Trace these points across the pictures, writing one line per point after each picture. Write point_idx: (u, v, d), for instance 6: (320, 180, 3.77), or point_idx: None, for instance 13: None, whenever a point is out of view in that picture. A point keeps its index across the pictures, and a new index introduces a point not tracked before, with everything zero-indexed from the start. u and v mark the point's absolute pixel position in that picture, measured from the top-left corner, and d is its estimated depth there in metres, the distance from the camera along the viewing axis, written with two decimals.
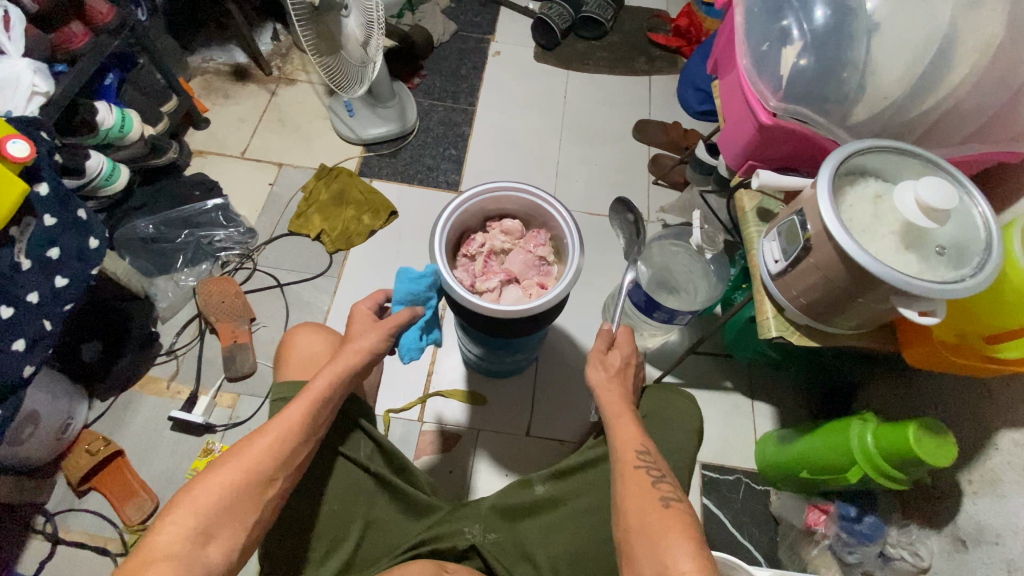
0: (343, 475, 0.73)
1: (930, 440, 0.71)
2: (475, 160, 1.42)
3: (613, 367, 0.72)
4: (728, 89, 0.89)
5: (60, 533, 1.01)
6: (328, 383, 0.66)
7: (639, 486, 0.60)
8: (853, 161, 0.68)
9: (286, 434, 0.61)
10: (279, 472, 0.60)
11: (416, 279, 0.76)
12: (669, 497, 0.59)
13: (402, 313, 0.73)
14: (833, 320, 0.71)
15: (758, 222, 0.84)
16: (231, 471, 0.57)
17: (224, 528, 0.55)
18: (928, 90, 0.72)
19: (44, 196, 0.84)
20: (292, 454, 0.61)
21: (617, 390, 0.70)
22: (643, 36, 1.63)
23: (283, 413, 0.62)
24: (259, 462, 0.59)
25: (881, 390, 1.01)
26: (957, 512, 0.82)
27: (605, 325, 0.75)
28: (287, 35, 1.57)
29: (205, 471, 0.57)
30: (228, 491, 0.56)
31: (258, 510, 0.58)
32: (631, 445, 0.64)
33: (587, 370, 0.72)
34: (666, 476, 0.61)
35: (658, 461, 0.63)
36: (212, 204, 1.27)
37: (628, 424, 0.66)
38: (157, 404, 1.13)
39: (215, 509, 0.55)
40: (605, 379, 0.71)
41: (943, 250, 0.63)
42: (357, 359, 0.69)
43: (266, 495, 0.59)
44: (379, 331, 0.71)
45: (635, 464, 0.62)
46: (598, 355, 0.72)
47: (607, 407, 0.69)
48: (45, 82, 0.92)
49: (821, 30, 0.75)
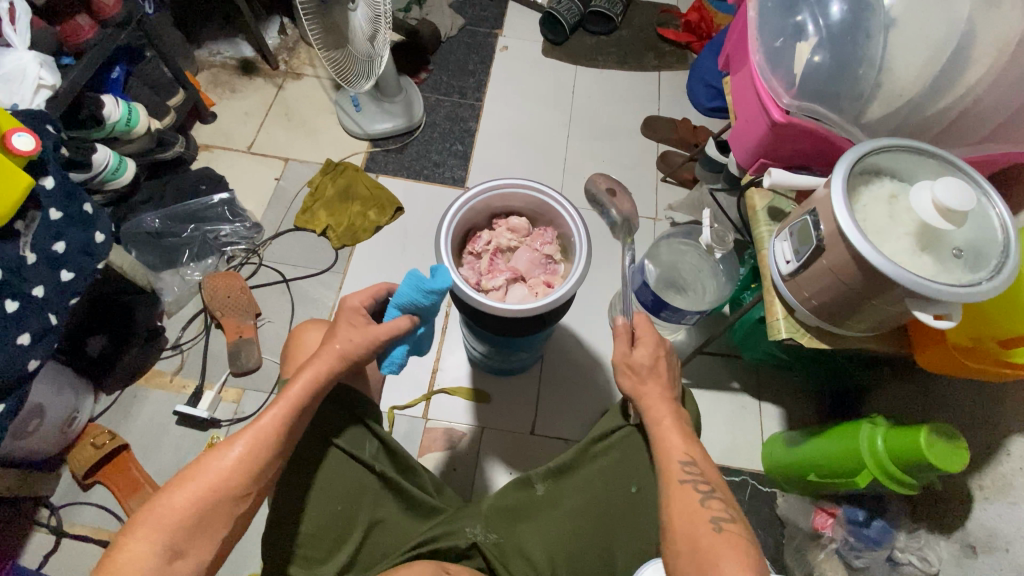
0: (337, 470, 0.72)
1: (943, 444, 0.70)
2: (482, 156, 1.41)
3: (646, 367, 0.69)
4: (740, 85, 0.87)
5: (65, 525, 1.01)
6: (305, 389, 0.64)
7: (684, 500, 0.60)
8: (867, 160, 0.67)
9: (260, 445, 0.61)
10: (253, 484, 0.60)
11: (424, 292, 0.67)
12: (720, 518, 0.58)
13: (399, 322, 0.69)
14: (844, 321, 0.69)
15: (769, 222, 0.82)
16: (200, 485, 0.57)
17: (194, 543, 0.56)
18: (946, 88, 0.70)
19: (50, 189, 0.84)
20: (266, 464, 0.61)
21: (657, 390, 0.69)
22: (652, 31, 1.61)
23: (256, 422, 0.62)
24: (229, 475, 0.59)
25: (890, 393, 0.99)
26: (968, 518, 0.81)
27: (619, 320, 0.72)
28: (294, 29, 1.56)
29: (173, 483, 0.57)
30: (196, 506, 0.57)
31: (229, 522, 0.59)
32: (674, 454, 0.64)
33: (620, 376, 0.71)
34: (716, 492, 0.61)
35: (706, 472, 0.63)
36: (217, 197, 1.25)
37: (670, 431, 0.66)
38: (162, 398, 1.13)
39: (184, 525, 0.55)
40: (642, 383, 0.69)
41: (960, 252, 0.62)
42: (338, 362, 0.66)
43: (239, 507, 0.59)
44: (367, 335, 0.67)
45: (681, 477, 0.62)
46: (624, 358, 0.70)
47: (649, 415, 0.68)
48: (52, 75, 0.92)
49: (836, 26, 0.74)
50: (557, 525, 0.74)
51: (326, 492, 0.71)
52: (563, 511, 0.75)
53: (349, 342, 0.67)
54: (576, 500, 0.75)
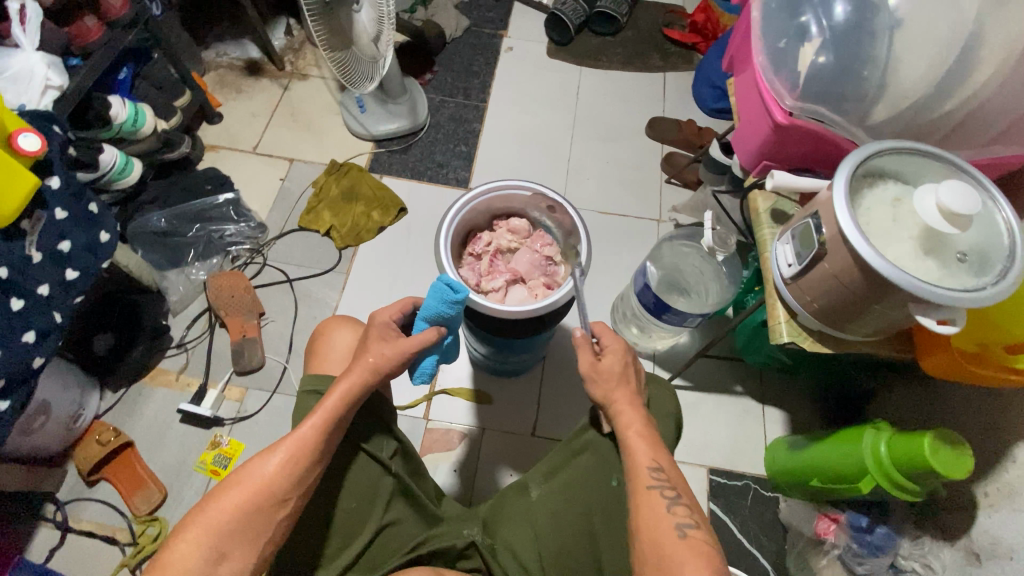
0: (365, 471, 0.72)
1: (949, 451, 0.69)
2: (486, 157, 1.41)
3: (613, 375, 0.68)
4: (743, 86, 0.86)
5: (70, 521, 1.02)
6: (341, 400, 0.64)
7: (651, 507, 0.60)
8: (871, 162, 0.66)
9: (301, 454, 0.61)
10: (293, 491, 0.60)
11: (449, 304, 0.69)
12: (686, 524, 0.58)
13: (427, 334, 0.69)
14: (847, 326, 0.68)
15: (772, 224, 0.81)
16: (242, 493, 0.58)
17: (237, 549, 0.56)
18: (951, 90, 0.69)
19: (55, 189, 0.85)
20: (305, 473, 0.61)
21: (627, 397, 0.67)
22: (658, 32, 1.60)
23: (296, 430, 0.61)
24: (270, 483, 0.59)
25: (896, 398, 0.98)
26: (972, 525, 0.79)
27: (579, 332, 0.70)
28: (300, 30, 1.57)
29: (219, 488, 0.58)
30: (238, 513, 0.57)
31: (271, 530, 0.58)
32: (643, 461, 0.63)
33: (588, 387, 0.69)
34: (682, 497, 0.60)
35: (674, 479, 0.62)
36: (223, 198, 1.27)
37: (638, 438, 0.64)
38: (166, 396, 1.14)
39: (227, 530, 0.56)
40: (614, 391, 0.68)
41: (964, 256, 0.61)
42: (372, 376, 0.66)
43: (279, 514, 0.59)
44: (398, 349, 0.67)
45: (648, 483, 0.61)
46: (591, 368, 0.68)
47: (619, 422, 0.66)
48: (59, 76, 0.93)
49: (840, 27, 0.73)
50: (546, 526, 0.73)
51: (345, 491, 0.71)
52: (548, 512, 0.73)
53: (382, 355, 0.66)
54: (563, 499, 0.73)
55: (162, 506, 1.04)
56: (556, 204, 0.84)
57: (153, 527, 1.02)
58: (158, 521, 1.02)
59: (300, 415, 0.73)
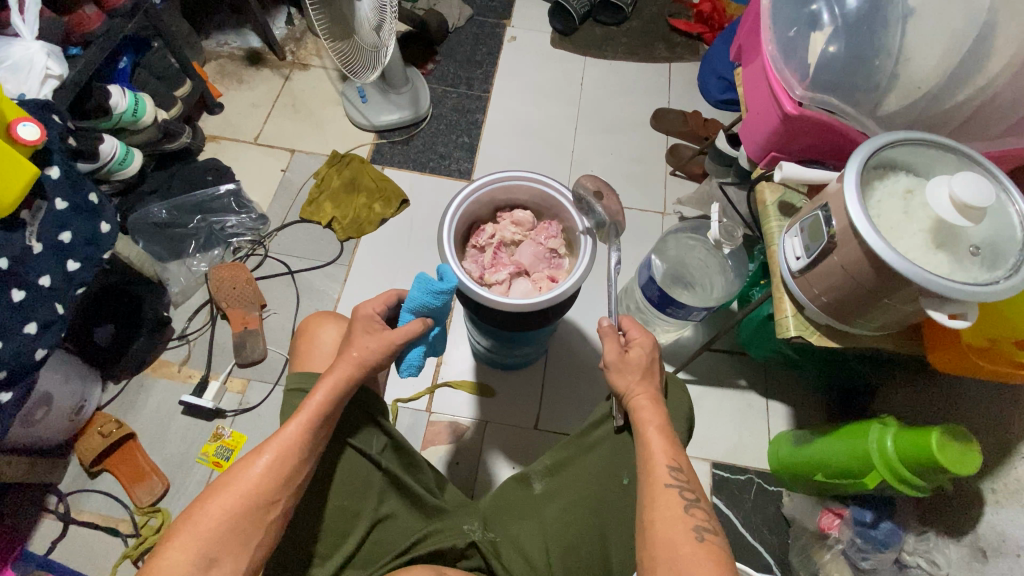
0: (353, 467, 0.71)
1: (956, 446, 0.67)
2: (489, 148, 1.40)
3: (639, 367, 0.69)
4: (752, 76, 0.86)
5: (72, 512, 1.02)
6: (327, 396, 0.63)
7: (667, 505, 0.59)
8: (883, 153, 0.65)
9: (288, 454, 0.60)
10: (282, 492, 0.59)
11: (434, 294, 0.68)
12: (703, 528, 0.58)
13: (413, 325, 0.68)
14: (855, 320, 0.68)
15: (780, 217, 0.80)
16: (230, 495, 0.57)
17: (229, 551, 0.55)
18: (966, 80, 0.67)
19: (55, 179, 0.84)
20: (295, 472, 0.60)
21: (649, 392, 0.68)
22: (664, 22, 1.58)
23: (282, 429, 0.61)
24: (259, 484, 0.58)
25: (903, 392, 0.97)
26: (978, 521, 0.79)
27: (606, 322, 0.72)
28: (301, 20, 1.55)
29: (207, 493, 0.57)
30: (227, 517, 0.56)
31: (262, 531, 0.58)
32: (661, 459, 0.62)
33: (610, 377, 0.70)
34: (700, 501, 0.60)
35: (692, 480, 0.62)
36: (224, 188, 1.25)
37: (655, 434, 0.64)
38: (168, 387, 1.13)
39: (217, 534, 0.55)
40: (635, 384, 0.68)
41: (977, 250, 0.60)
42: (356, 370, 0.65)
43: (269, 516, 0.58)
44: (383, 341, 0.67)
45: (667, 481, 0.61)
46: (618, 357, 0.69)
47: (639, 416, 0.66)
48: (59, 65, 0.92)
49: (853, 15, 0.72)
50: (554, 521, 0.73)
51: (335, 489, 0.70)
52: (555, 506, 0.74)
53: (366, 348, 0.66)
54: (570, 493, 0.73)
55: (164, 498, 1.04)
56: (604, 189, 0.84)
57: (156, 519, 1.01)
58: (161, 512, 1.02)
59: (287, 414, 0.71)
